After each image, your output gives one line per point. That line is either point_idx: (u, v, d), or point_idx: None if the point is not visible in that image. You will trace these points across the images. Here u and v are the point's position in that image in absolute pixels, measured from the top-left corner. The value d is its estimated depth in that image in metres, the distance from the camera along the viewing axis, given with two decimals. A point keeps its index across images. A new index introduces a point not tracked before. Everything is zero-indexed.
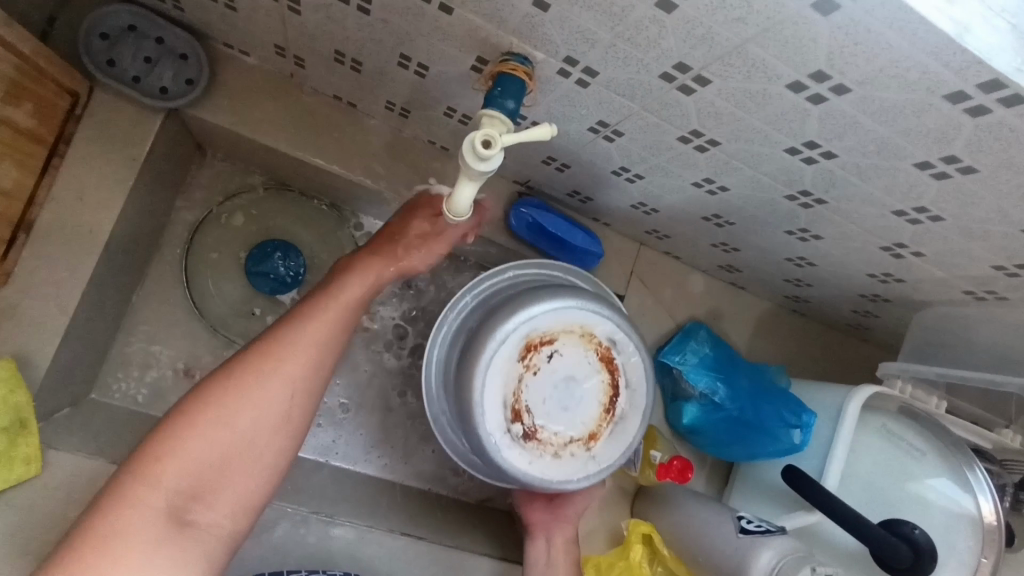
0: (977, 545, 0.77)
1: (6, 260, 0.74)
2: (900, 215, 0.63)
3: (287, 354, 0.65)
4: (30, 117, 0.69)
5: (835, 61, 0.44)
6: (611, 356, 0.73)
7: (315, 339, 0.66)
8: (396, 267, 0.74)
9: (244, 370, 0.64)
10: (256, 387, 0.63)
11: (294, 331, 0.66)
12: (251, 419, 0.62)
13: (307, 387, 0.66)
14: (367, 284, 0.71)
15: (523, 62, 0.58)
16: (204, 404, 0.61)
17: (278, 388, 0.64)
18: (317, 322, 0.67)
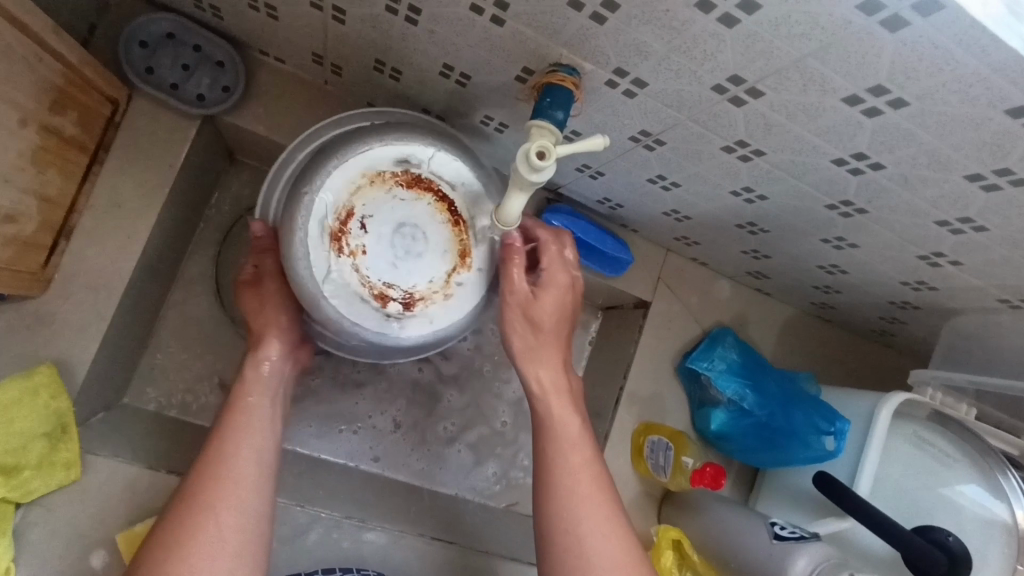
0: (1013, 553, 0.75)
1: (48, 267, 0.74)
2: (942, 225, 0.64)
3: (237, 434, 0.66)
4: (74, 125, 0.70)
5: (897, 76, 0.45)
6: (413, 175, 0.67)
7: (250, 418, 0.68)
8: (284, 334, 0.74)
9: (202, 469, 0.63)
10: (217, 477, 0.62)
11: (227, 423, 0.67)
12: (227, 502, 0.61)
13: (262, 454, 0.66)
14: (279, 348, 0.74)
15: (572, 72, 0.59)
16: (183, 508, 0.60)
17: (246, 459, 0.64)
18: (248, 404, 0.69)
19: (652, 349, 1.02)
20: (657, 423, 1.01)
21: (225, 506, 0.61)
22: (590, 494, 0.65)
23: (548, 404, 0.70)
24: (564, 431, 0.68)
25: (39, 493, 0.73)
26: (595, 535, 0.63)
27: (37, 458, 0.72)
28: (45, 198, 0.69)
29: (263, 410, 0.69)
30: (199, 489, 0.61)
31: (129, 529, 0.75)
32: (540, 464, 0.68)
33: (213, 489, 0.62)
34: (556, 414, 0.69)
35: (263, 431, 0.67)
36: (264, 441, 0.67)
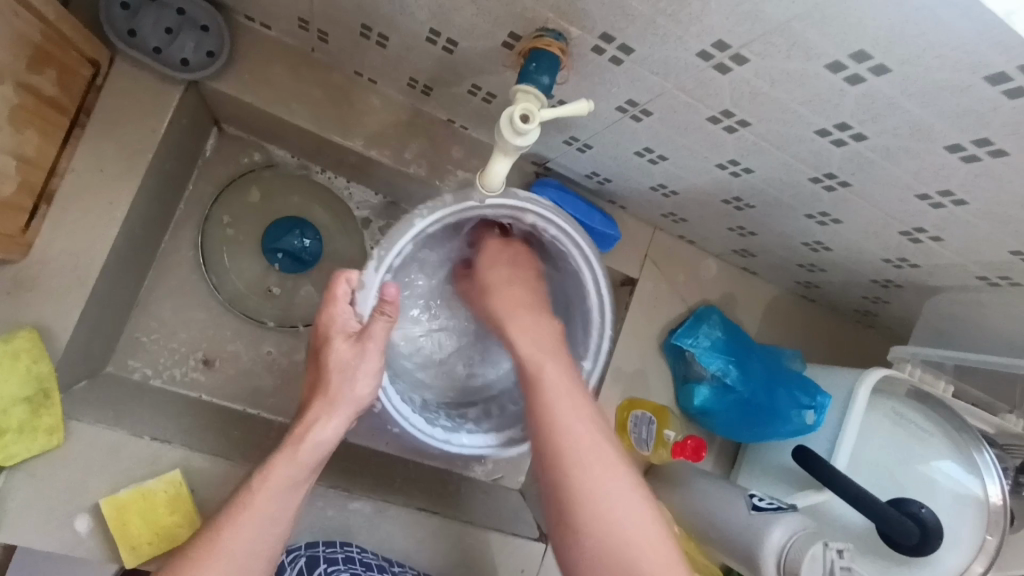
0: (984, 524, 0.77)
1: (28, 230, 0.73)
2: (923, 199, 0.65)
3: (258, 487, 0.66)
4: (53, 85, 0.69)
5: (880, 40, 0.45)
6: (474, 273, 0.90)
7: (271, 491, 0.65)
8: (358, 402, 0.71)
9: (228, 513, 0.64)
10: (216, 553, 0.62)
11: (252, 497, 0.65)
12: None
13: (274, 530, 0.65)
14: (337, 423, 0.70)
15: (558, 37, 0.59)
16: (199, 543, 0.62)
17: (258, 517, 0.64)
18: (294, 461, 0.67)
19: (638, 326, 1.03)
20: (641, 399, 1.02)
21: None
22: (582, 429, 0.68)
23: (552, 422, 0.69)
24: (561, 403, 0.70)
25: (21, 457, 0.72)
26: (595, 482, 0.64)
27: (18, 422, 0.72)
28: (24, 159, 0.68)
29: (284, 503, 0.66)
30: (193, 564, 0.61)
31: (112, 494, 0.75)
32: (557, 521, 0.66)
33: (234, 528, 0.63)
34: (551, 383, 0.72)
35: (280, 524, 0.66)
36: (276, 532, 0.65)
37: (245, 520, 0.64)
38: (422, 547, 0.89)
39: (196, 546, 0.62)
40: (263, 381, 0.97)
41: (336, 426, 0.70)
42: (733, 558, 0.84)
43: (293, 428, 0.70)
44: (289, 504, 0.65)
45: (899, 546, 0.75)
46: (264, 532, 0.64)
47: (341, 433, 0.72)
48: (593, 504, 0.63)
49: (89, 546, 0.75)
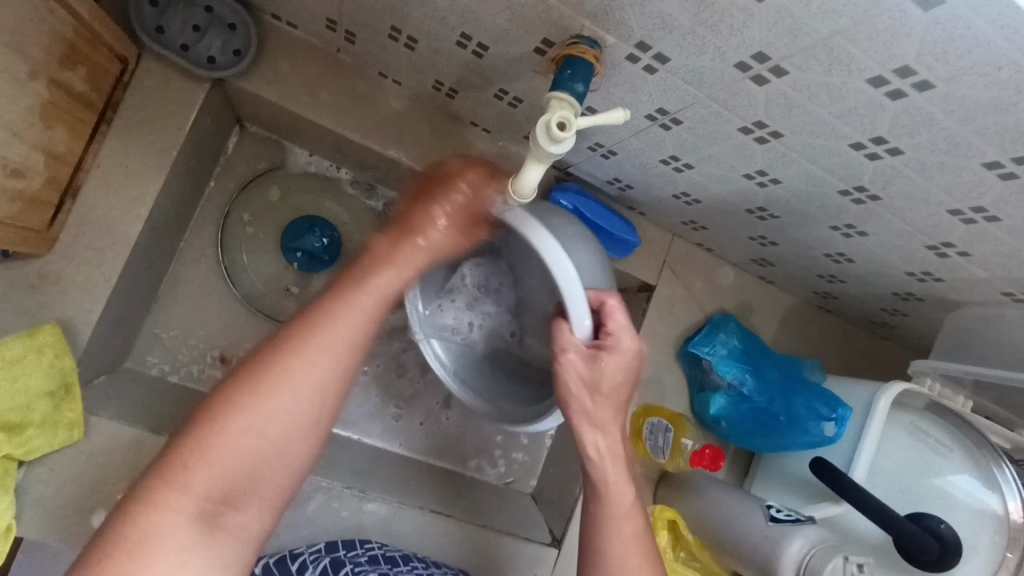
0: (1003, 540, 0.76)
1: (53, 226, 0.73)
2: (954, 215, 0.64)
3: (310, 333, 0.56)
4: (83, 82, 0.69)
5: (924, 57, 0.45)
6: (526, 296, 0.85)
7: (362, 308, 0.58)
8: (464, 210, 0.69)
9: (287, 342, 0.55)
10: (295, 363, 0.54)
11: (347, 301, 0.58)
12: (290, 393, 0.54)
13: (336, 372, 0.56)
14: (395, 279, 0.62)
15: (593, 44, 0.58)
16: (220, 398, 0.53)
17: (314, 364, 0.55)
18: (355, 302, 0.58)
19: (654, 333, 1.03)
20: (657, 406, 1.02)
21: (274, 428, 0.53)
22: (623, 531, 0.68)
23: (603, 487, 0.69)
24: (616, 505, 0.69)
25: (43, 452, 0.72)
26: (624, 561, 0.67)
27: (41, 417, 0.71)
28: (53, 155, 0.68)
29: (367, 315, 0.58)
30: (255, 386, 0.53)
31: (131, 490, 0.76)
32: (586, 529, 0.70)
33: (297, 364, 0.54)
34: (596, 404, 0.68)
35: (356, 350, 0.57)
36: (341, 359, 0.56)
37: (334, 330, 0.56)
38: (435, 550, 0.90)
39: (269, 348, 0.55)
40: None
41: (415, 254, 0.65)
42: (750, 569, 0.84)
43: (369, 253, 0.63)
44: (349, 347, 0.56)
45: (918, 561, 0.75)
46: (342, 347, 0.56)
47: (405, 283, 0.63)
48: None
49: None
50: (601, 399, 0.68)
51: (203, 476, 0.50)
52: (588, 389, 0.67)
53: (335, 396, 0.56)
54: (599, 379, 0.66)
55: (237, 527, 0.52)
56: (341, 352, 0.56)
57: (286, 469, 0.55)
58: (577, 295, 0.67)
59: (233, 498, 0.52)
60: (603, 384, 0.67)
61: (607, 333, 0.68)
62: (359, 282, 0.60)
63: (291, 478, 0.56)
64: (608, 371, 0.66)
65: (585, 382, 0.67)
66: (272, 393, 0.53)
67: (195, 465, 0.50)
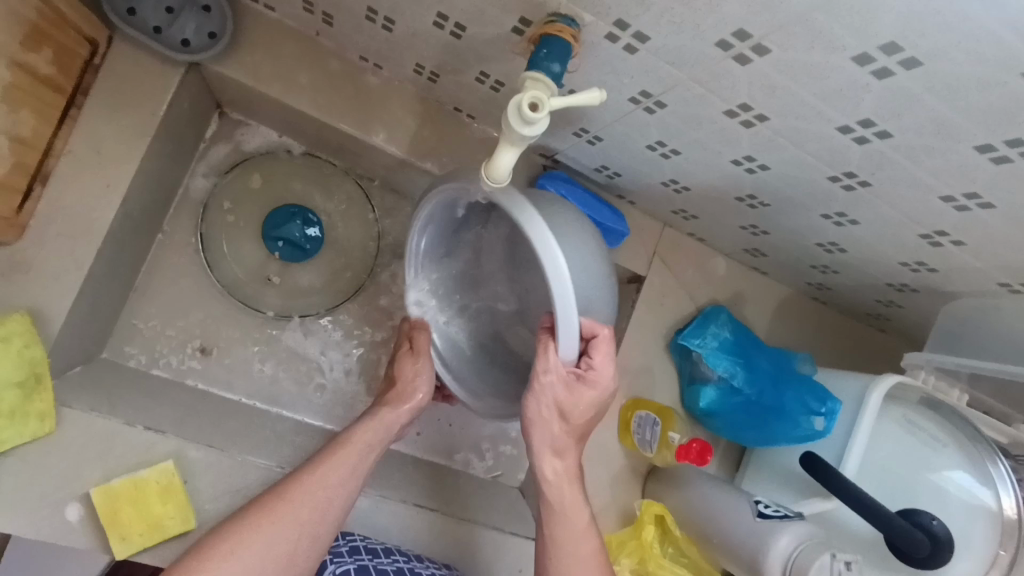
0: (996, 537, 0.75)
1: (22, 212, 0.72)
2: (947, 201, 0.62)
3: (319, 473, 0.70)
4: (48, 64, 0.67)
5: (912, 32, 0.42)
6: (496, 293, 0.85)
7: (354, 453, 0.74)
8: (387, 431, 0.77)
9: (267, 506, 0.67)
10: (264, 525, 0.65)
11: (337, 468, 0.71)
12: (262, 548, 0.64)
13: (322, 544, 0.68)
14: (344, 476, 0.72)
15: (571, 23, 0.56)
16: (251, 513, 0.66)
17: (314, 508, 0.68)
18: (355, 448, 0.74)
19: (643, 325, 1.01)
20: (645, 399, 1.00)
21: (233, 570, 0.62)
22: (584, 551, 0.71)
23: (560, 503, 0.72)
24: (572, 523, 0.72)
25: (12, 443, 0.71)
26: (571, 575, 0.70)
27: (9, 408, 0.70)
28: (19, 140, 0.66)
29: (348, 480, 0.71)
30: (247, 529, 0.65)
31: (104, 483, 0.74)
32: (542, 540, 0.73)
33: (271, 522, 0.66)
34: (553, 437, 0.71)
35: (337, 512, 0.70)
36: (307, 534, 0.67)
37: (275, 529, 0.65)
38: (418, 543, 0.88)
39: (271, 494, 0.68)
40: (260, 370, 0.96)
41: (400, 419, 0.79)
42: (738, 565, 0.82)
43: (373, 417, 0.78)
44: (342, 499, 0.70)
45: (910, 558, 0.73)
46: (319, 514, 0.68)
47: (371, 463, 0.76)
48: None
49: (80, 536, 0.74)
50: (565, 425, 0.72)
51: None
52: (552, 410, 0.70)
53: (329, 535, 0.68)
54: (570, 400, 0.69)
55: None
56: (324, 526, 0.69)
57: None
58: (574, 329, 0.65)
59: None
60: (575, 410, 0.70)
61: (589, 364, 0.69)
62: (341, 449, 0.73)
63: None
64: (580, 396, 0.69)
65: (559, 404, 0.69)
66: (263, 532, 0.65)
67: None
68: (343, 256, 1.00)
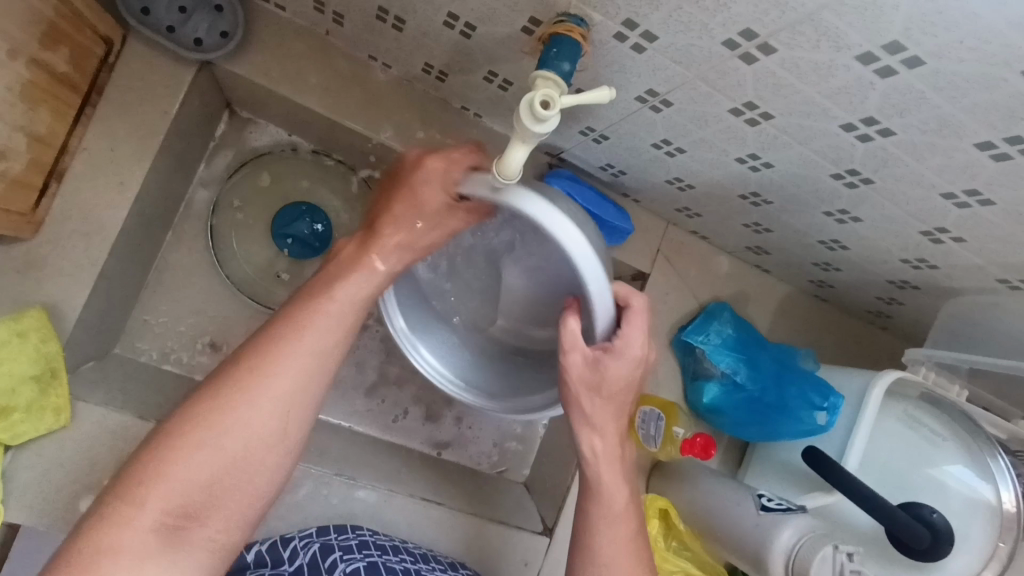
0: (996, 530, 0.76)
1: (38, 209, 0.73)
2: (948, 198, 0.63)
3: (270, 363, 0.59)
4: (66, 63, 0.68)
5: (916, 30, 0.44)
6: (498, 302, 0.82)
7: (328, 320, 0.61)
8: (353, 307, 0.63)
9: (224, 390, 0.58)
10: (256, 395, 0.58)
11: (286, 349, 0.60)
12: (224, 446, 0.57)
13: (306, 407, 0.61)
14: (314, 361, 0.60)
15: (581, 23, 0.58)
16: (213, 387, 0.59)
17: (278, 394, 0.59)
18: (299, 339, 0.60)
19: (648, 322, 1.02)
20: (650, 394, 1.01)
21: (232, 448, 0.57)
22: (616, 533, 0.71)
23: (600, 482, 0.71)
24: (611, 503, 0.71)
25: (28, 436, 0.72)
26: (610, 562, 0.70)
27: (26, 403, 0.71)
28: (36, 137, 0.67)
29: (339, 335, 0.62)
30: (216, 401, 0.58)
31: (118, 475, 0.75)
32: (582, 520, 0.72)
33: (246, 397, 0.58)
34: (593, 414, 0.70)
35: (300, 394, 0.60)
36: (312, 382, 0.61)
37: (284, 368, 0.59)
38: (425, 536, 0.89)
39: (224, 378, 0.59)
40: None
41: (356, 287, 0.63)
42: (742, 558, 0.83)
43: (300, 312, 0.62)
44: (317, 382, 0.61)
45: (911, 551, 0.74)
46: (292, 403, 0.60)
47: (332, 360, 0.62)
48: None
49: None
50: (600, 399, 0.70)
51: (159, 493, 0.54)
52: (587, 389, 0.68)
53: (309, 406, 0.61)
54: (601, 375, 0.67)
55: (200, 539, 0.56)
56: (309, 380, 0.61)
57: (249, 495, 0.59)
58: (599, 302, 0.63)
59: (188, 530, 0.56)
60: (603, 385, 0.68)
61: (618, 336, 0.67)
62: (296, 335, 0.60)
63: (265, 491, 0.60)
64: (611, 370, 0.67)
65: (587, 381, 0.68)
66: (226, 418, 0.57)
67: (153, 491, 0.54)
68: None
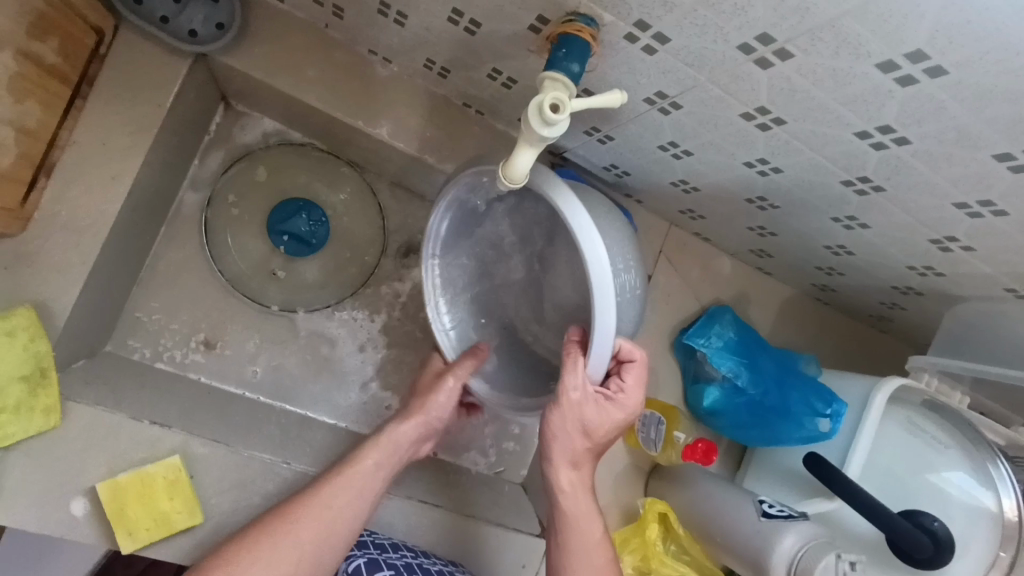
0: (996, 539, 0.75)
1: (27, 204, 0.71)
2: (960, 208, 0.62)
3: (310, 507, 0.73)
4: (55, 54, 0.66)
5: (938, 41, 0.42)
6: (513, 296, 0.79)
7: (355, 485, 0.76)
8: (412, 439, 0.85)
9: (264, 531, 0.71)
10: (297, 529, 0.71)
11: (318, 494, 0.74)
12: (270, 559, 0.69)
13: (353, 514, 0.75)
14: (348, 505, 0.75)
15: (591, 23, 0.56)
16: (256, 529, 0.71)
17: (315, 521, 0.72)
18: (330, 497, 0.74)
19: (649, 324, 1.01)
20: (650, 397, 1.01)
21: (288, 559, 0.70)
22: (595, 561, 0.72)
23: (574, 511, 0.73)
24: (585, 529, 0.73)
25: (17, 437, 0.70)
26: None
27: (15, 402, 0.70)
28: (24, 131, 0.65)
29: (360, 496, 0.76)
30: (255, 548, 0.69)
31: (110, 478, 0.74)
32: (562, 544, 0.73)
33: (281, 536, 0.70)
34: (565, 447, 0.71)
35: (338, 527, 0.73)
36: (348, 514, 0.74)
37: (332, 498, 0.74)
38: (422, 539, 0.89)
39: (265, 521, 0.72)
40: (264, 364, 0.95)
41: (409, 431, 0.84)
42: (743, 564, 0.83)
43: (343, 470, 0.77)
44: (354, 503, 0.75)
45: (913, 560, 0.74)
46: (331, 530, 0.73)
47: (358, 528, 0.75)
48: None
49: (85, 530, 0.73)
50: (587, 442, 0.72)
51: None
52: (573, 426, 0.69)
53: (351, 528, 0.74)
54: (602, 417, 0.69)
55: None
56: (336, 529, 0.73)
57: (306, 567, 0.71)
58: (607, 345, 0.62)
59: None
60: (600, 429, 0.70)
61: (620, 386, 0.70)
62: (315, 492, 0.74)
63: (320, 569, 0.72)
64: (609, 415, 0.70)
65: (585, 423, 0.69)
66: (266, 549, 0.69)
67: None
68: (348, 251, 1.00)
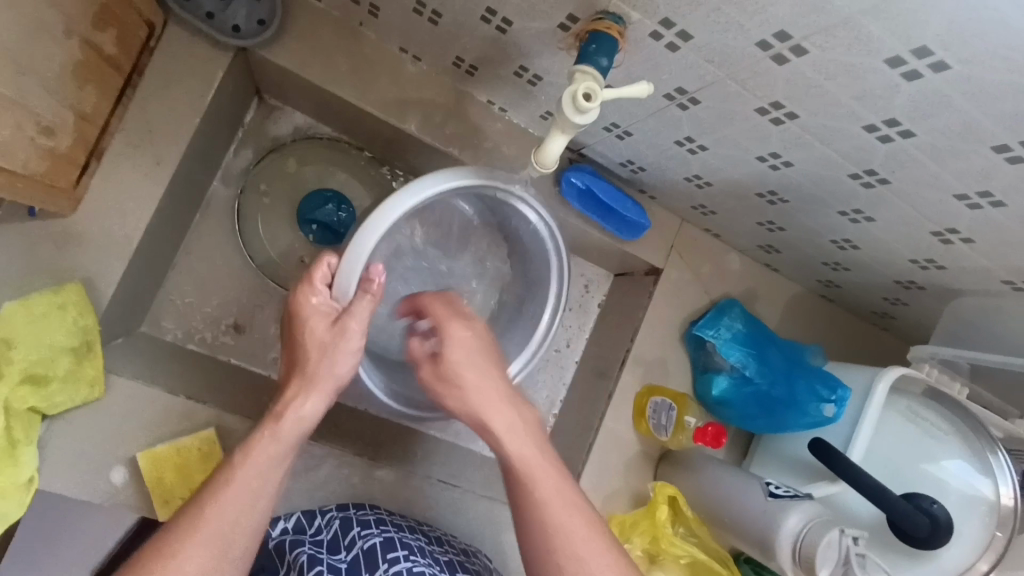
0: (993, 522, 0.79)
1: (79, 185, 0.74)
2: (961, 200, 0.66)
3: (212, 502, 0.58)
4: (113, 43, 0.70)
5: (944, 37, 0.47)
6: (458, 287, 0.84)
7: (276, 447, 0.63)
8: (302, 424, 0.65)
9: (159, 548, 0.56)
10: (190, 541, 0.56)
11: (220, 494, 0.59)
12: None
13: (257, 510, 0.60)
14: (256, 495, 0.60)
15: (619, 20, 0.60)
16: (147, 555, 0.55)
17: (231, 511, 0.58)
18: (236, 476, 0.60)
19: (661, 316, 1.05)
20: (660, 386, 1.04)
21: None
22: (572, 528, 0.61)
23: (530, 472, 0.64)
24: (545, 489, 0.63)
25: (65, 406, 0.74)
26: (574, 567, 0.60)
27: (64, 372, 0.73)
28: (82, 115, 0.69)
29: (278, 465, 0.63)
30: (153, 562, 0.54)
31: (150, 449, 0.78)
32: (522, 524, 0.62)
33: (183, 545, 0.56)
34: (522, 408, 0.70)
35: (257, 503, 0.60)
36: (262, 502, 0.60)
37: (224, 503, 0.58)
38: (440, 517, 0.92)
39: (164, 539, 0.56)
40: None
41: (314, 404, 0.66)
42: (749, 543, 0.86)
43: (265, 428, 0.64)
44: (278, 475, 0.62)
45: (912, 539, 0.77)
46: (242, 532, 0.59)
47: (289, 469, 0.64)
48: (539, 522, 0.61)
49: (124, 498, 0.77)
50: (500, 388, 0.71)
51: None
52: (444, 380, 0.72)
53: (271, 498, 0.61)
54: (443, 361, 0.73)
55: None
56: (246, 514, 0.59)
57: None
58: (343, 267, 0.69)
59: None
60: (466, 372, 0.71)
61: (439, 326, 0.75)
62: (232, 471, 0.60)
63: None
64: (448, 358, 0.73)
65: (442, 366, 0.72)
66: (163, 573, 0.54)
67: None
68: None
